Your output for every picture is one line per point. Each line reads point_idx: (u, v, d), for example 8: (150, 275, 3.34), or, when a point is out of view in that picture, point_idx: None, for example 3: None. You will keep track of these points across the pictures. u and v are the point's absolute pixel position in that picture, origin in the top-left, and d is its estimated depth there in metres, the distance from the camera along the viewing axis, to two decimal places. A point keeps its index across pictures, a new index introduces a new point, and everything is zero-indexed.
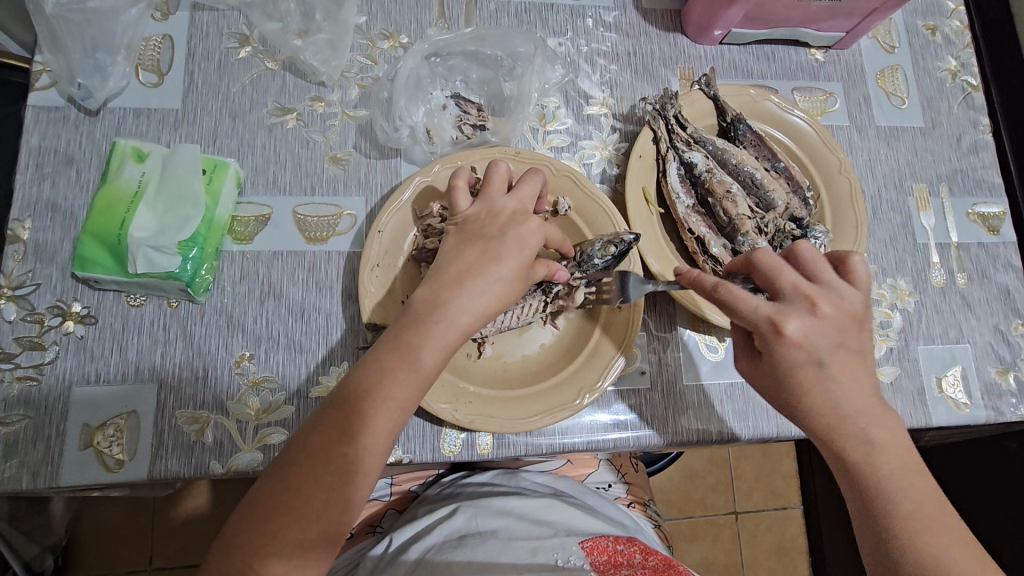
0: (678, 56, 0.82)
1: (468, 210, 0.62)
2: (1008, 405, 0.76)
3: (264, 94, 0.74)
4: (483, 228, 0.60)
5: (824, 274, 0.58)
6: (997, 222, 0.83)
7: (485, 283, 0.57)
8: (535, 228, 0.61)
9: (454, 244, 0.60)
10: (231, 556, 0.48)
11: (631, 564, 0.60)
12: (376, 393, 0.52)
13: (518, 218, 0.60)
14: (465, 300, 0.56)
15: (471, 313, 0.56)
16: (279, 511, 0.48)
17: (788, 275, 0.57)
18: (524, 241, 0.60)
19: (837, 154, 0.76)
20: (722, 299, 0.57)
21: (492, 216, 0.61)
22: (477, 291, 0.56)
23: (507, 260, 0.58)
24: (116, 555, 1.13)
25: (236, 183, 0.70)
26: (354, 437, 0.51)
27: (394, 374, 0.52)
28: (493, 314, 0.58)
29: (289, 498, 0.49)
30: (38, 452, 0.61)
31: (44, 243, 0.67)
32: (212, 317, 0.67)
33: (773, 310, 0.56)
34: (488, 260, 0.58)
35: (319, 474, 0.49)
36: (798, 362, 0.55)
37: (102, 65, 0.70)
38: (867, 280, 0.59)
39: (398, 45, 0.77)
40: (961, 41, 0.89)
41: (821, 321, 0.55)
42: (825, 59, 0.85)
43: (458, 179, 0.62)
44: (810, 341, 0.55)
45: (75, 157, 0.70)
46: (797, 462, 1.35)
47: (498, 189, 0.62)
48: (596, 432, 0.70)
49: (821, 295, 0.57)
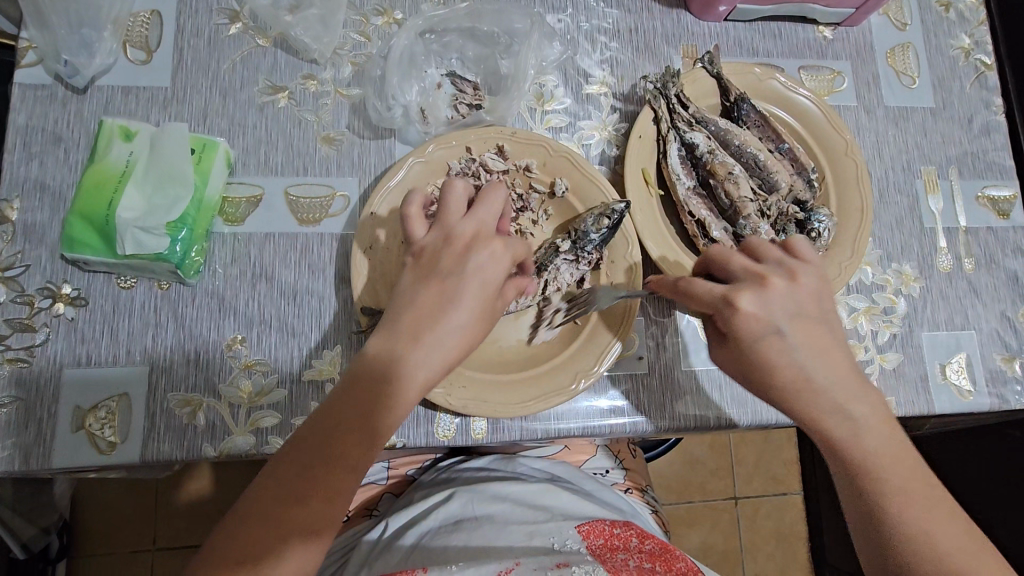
0: (681, 33, 0.80)
1: (424, 241, 0.57)
2: (1013, 393, 0.74)
3: (254, 73, 0.72)
4: (438, 262, 0.55)
5: (771, 254, 0.60)
6: (1007, 206, 0.81)
7: (441, 335, 0.52)
8: (497, 256, 0.55)
9: (409, 280, 0.55)
10: (218, 550, 0.45)
11: (627, 548, 0.60)
12: (381, 390, 0.50)
13: (479, 246, 0.55)
14: (421, 352, 0.52)
15: (432, 366, 0.52)
16: (272, 505, 0.46)
17: (737, 259, 0.59)
18: (484, 274, 0.54)
19: (844, 135, 0.73)
20: (682, 289, 0.60)
21: (448, 245, 0.55)
22: (432, 343, 0.52)
23: (465, 303, 0.53)
24: (119, 534, 1.14)
25: (226, 164, 0.69)
26: (355, 436, 0.49)
27: (399, 369, 0.51)
28: (452, 364, 0.53)
29: (283, 491, 0.47)
30: (29, 435, 0.61)
31: (33, 224, 0.66)
32: (203, 299, 0.67)
33: (726, 288, 0.57)
34: (446, 302, 0.53)
35: (317, 469, 0.47)
36: (756, 337, 0.56)
37: (89, 41, 0.68)
38: (814, 252, 0.61)
39: (392, 22, 0.75)
40: (975, 18, 0.86)
41: (773, 293, 0.57)
42: (833, 37, 0.82)
43: (412, 204, 0.59)
44: (765, 313, 0.56)
45: (63, 136, 0.69)
46: (798, 447, 1.34)
47: (456, 210, 0.57)
48: (593, 418, 0.69)
49: (772, 271, 0.58)
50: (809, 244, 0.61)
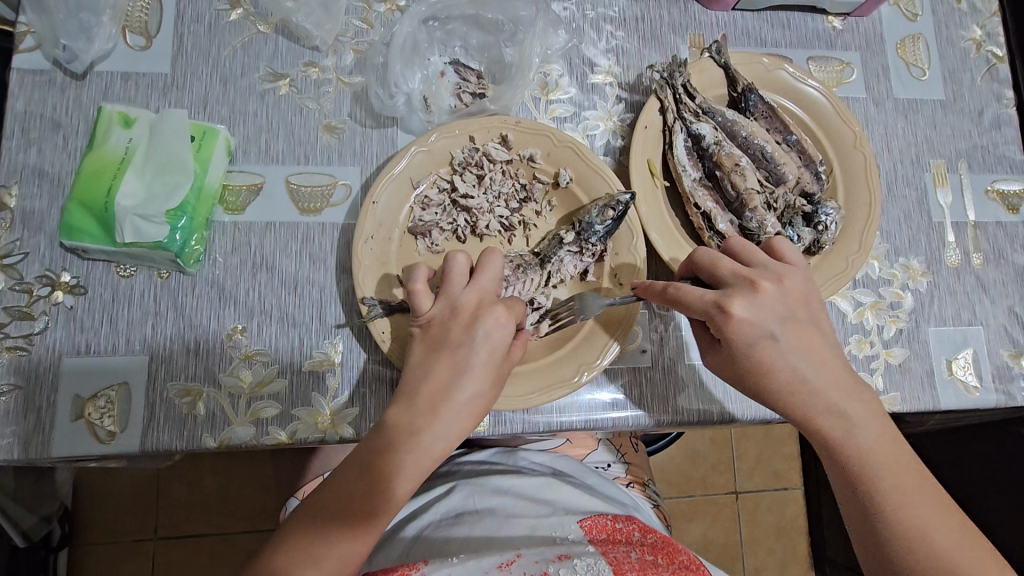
0: (688, 22, 0.78)
1: (431, 312, 0.56)
2: (1019, 389, 0.73)
3: (256, 60, 0.71)
4: (448, 333, 0.55)
5: (757, 258, 0.59)
6: (1017, 201, 0.80)
7: (455, 407, 0.54)
8: (503, 321, 0.56)
9: (420, 354, 0.56)
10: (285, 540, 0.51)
11: (629, 541, 0.59)
12: (430, 401, 0.54)
13: (485, 315, 0.55)
14: (441, 426, 0.53)
15: (446, 439, 0.54)
16: (330, 499, 0.52)
17: (725, 263, 0.57)
18: (493, 342, 0.55)
19: (852, 128, 0.72)
20: (669, 296, 0.57)
21: (455, 316, 0.56)
22: (449, 415, 0.53)
23: (475, 371, 0.54)
24: (120, 523, 1.14)
25: (226, 151, 0.68)
26: (404, 441, 0.53)
27: (443, 379, 0.54)
28: (467, 433, 0.55)
29: (340, 488, 0.52)
30: (28, 423, 0.61)
31: (31, 211, 0.66)
32: (203, 288, 0.66)
33: (717, 295, 0.55)
34: (457, 375, 0.54)
35: (369, 469, 0.52)
36: (751, 340, 0.55)
37: (87, 26, 0.67)
38: (799, 256, 0.60)
39: (395, 9, 0.74)
40: (988, 9, 0.84)
41: (763, 297, 0.55)
42: (843, 28, 0.81)
43: (416, 278, 0.57)
44: (758, 318, 0.55)
45: (62, 122, 0.68)
46: (799, 443, 1.34)
47: (458, 281, 0.57)
48: (596, 411, 0.68)
49: (761, 274, 0.57)
50: (794, 249, 0.61)
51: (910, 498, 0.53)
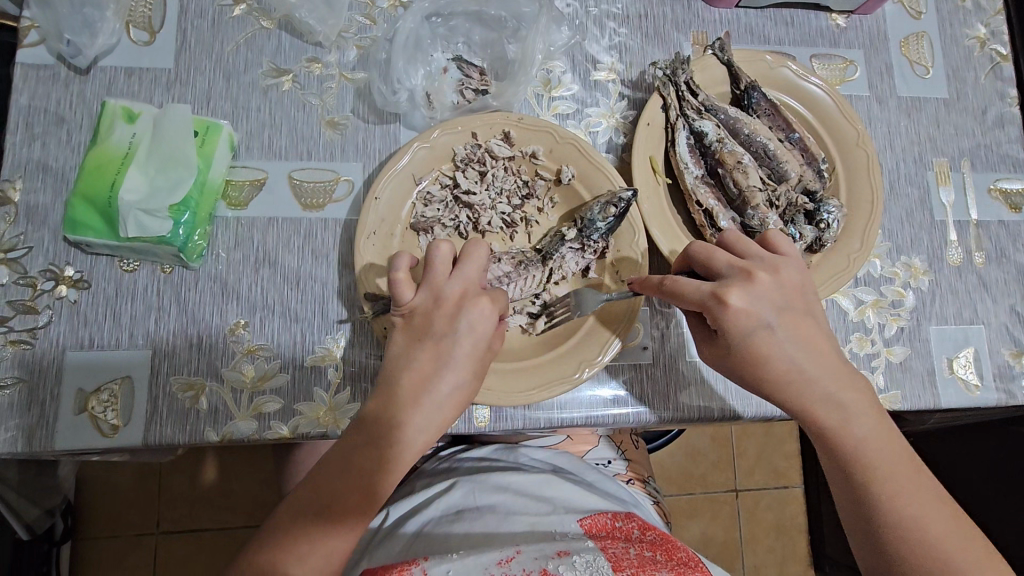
0: (691, 19, 0.78)
1: (414, 302, 0.56)
2: (1020, 388, 0.73)
3: (259, 55, 0.72)
4: (431, 324, 0.56)
5: (751, 249, 0.59)
6: (1019, 199, 0.80)
7: (437, 398, 0.54)
8: (487, 312, 0.56)
9: (403, 345, 0.56)
10: (268, 534, 0.51)
11: (628, 538, 0.60)
12: (411, 390, 0.54)
13: (469, 306, 0.56)
14: (422, 417, 0.54)
15: (427, 430, 0.54)
16: (310, 487, 0.52)
17: (721, 254, 0.58)
18: (476, 331, 0.56)
19: (855, 126, 0.72)
20: (667, 289, 0.58)
21: (439, 306, 0.56)
22: (433, 406, 0.54)
23: (460, 360, 0.55)
24: (123, 517, 1.14)
25: (229, 147, 0.68)
26: (385, 431, 0.53)
27: (426, 367, 0.55)
28: (449, 423, 0.56)
29: (320, 476, 0.52)
30: (32, 417, 0.61)
31: (35, 206, 0.66)
32: (205, 283, 0.66)
33: (714, 286, 0.56)
34: (441, 364, 0.55)
35: (349, 458, 0.52)
36: (749, 330, 0.56)
37: (91, 21, 0.67)
38: (793, 247, 0.61)
39: (398, 5, 0.74)
40: (992, 7, 0.84)
41: (760, 287, 0.56)
42: (846, 25, 0.81)
43: (399, 267, 0.56)
44: (756, 308, 0.56)
45: (66, 117, 0.68)
46: (800, 441, 1.34)
47: (442, 271, 0.57)
48: (596, 407, 0.68)
49: (757, 265, 0.58)
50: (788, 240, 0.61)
51: (903, 494, 0.54)
